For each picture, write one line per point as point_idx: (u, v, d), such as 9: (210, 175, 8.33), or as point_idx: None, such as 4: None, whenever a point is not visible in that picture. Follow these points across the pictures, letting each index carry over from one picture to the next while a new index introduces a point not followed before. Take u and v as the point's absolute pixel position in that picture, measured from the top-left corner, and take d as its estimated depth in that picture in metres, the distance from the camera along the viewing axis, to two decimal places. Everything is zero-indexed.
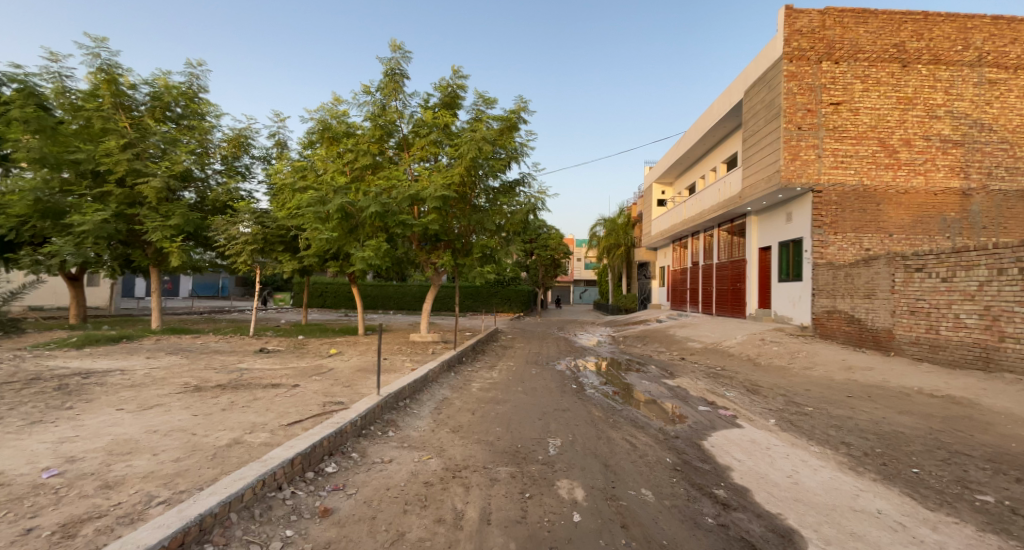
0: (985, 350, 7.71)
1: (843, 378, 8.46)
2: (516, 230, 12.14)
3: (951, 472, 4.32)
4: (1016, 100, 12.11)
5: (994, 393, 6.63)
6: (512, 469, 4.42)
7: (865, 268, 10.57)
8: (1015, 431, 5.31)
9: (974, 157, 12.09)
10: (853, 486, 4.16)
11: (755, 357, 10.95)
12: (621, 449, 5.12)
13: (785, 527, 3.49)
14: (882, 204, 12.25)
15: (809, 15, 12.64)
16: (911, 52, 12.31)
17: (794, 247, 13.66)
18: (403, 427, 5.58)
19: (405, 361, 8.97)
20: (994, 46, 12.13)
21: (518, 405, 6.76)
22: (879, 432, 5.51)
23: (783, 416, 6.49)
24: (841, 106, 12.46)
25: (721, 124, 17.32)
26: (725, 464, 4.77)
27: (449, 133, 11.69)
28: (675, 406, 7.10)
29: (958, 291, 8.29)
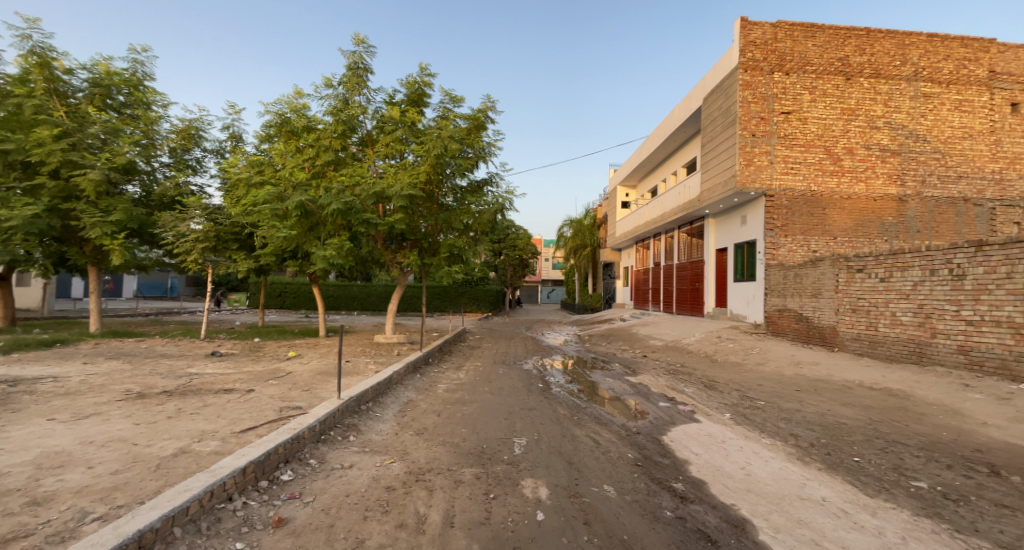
0: (918, 345, 8.35)
1: (793, 373, 8.93)
2: (483, 230, 12.10)
3: (888, 460, 4.65)
4: (947, 113, 13.13)
5: (924, 385, 7.19)
6: (477, 470, 4.39)
7: (812, 269, 11.21)
8: (945, 421, 5.77)
9: (910, 166, 13.06)
10: (800, 475, 4.40)
11: (713, 354, 11.41)
12: (585, 447, 5.20)
13: (738, 517, 3.64)
14: (828, 208, 13.04)
15: (762, 28, 13.30)
16: (854, 65, 13.17)
17: (748, 248, 14.33)
18: (365, 430, 5.44)
19: (368, 363, 8.75)
20: (928, 63, 13.13)
21: (484, 405, 6.74)
22: (824, 424, 5.87)
23: (738, 410, 6.79)
24: (791, 115, 13.17)
25: (681, 130, 17.92)
26: (683, 458, 4.93)
27: (416, 130, 11.49)
28: (637, 403, 7.28)
29: (894, 290, 8.94)
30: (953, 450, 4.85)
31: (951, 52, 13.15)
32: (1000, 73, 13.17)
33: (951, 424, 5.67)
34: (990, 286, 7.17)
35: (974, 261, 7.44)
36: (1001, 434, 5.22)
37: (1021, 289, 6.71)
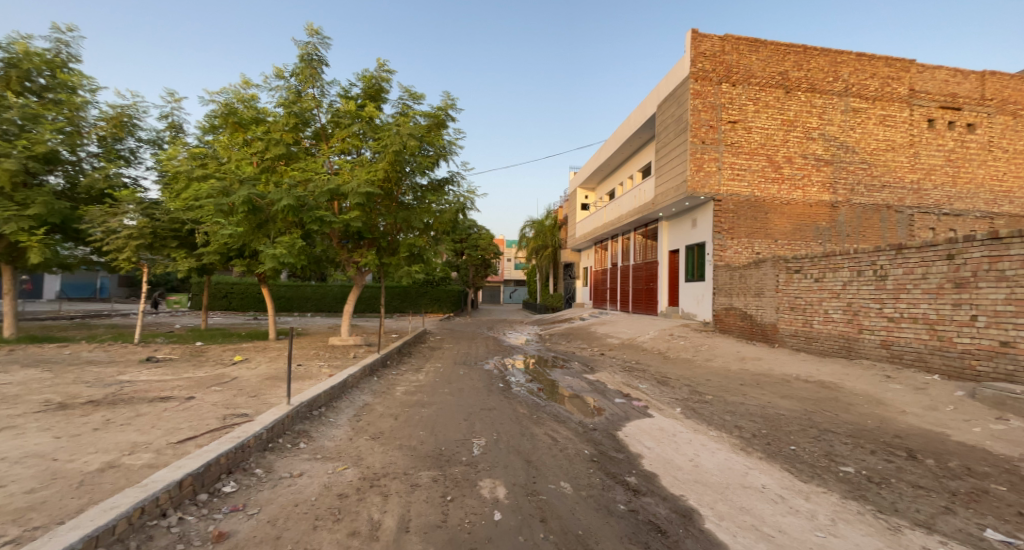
0: (847, 341, 9.07)
1: (738, 368, 9.45)
2: (444, 229, 11.98)
3: (820, 448, 5.02)
4: (874, 127, 14.33)
5: (853, 377, 7.82)
6: (434, 473, 4.33)
7: (755, 269, 11.91)
8: (869, 410, 6.30)
9: (841, 175, 14.16)
10: (743, 464, 4.66)
11: (665, 351, 11.88)
12: (544, 445, 5.26)
13: (686, 507, 3.81)
14: (769, 213, 13.91)
15: (711, 40, 13.98)
16: (793, 80, 14.11)
17: (698, 250, 15.01)
18: (318, 437, 5.23)
19: (322, 366, 8.44)
20: (857, 80, 14.28)
21: (443, 406, 6.67)
22: (764, 415, 6.25)
23: (688, 404, 7.11)
24: (737, 124, 13.93)
25: (637, 135, 18.53)
26: (637, 452, 5.09)
27: (373, 126, 11.19)
28: (595, 400, 7.45)
29: (827, 289, 9.66)
30: (876, 436, 5.30)
31: (876, 71, 14.36)
32: (918, 92, 14.51)
33: (874, 412, 6.20)
34: (908, 286, 7.89)
35: (895, 263, 8.17)
36: (916, 421, 5.76)
37: (934, 288, 7.43)
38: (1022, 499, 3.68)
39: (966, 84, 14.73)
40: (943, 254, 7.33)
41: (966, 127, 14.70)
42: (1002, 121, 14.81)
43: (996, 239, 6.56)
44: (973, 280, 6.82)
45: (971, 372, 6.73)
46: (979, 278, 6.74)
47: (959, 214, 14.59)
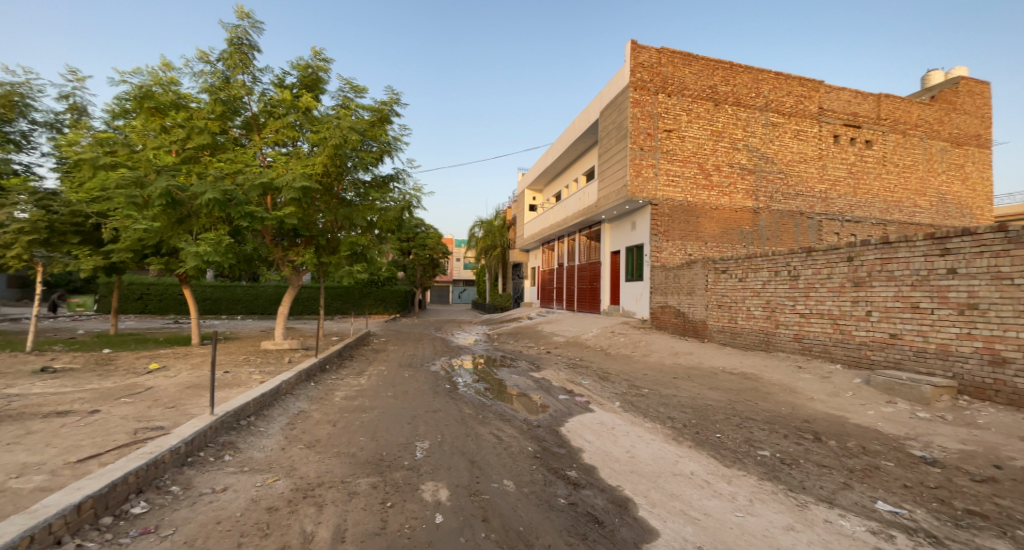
0: (766, 335, 9.93)
1: (671, 363, 10.02)
2: (389, 227, 11.65)
3: (742, 434, 5.45)
4: (790, 141, 15.76)
5: (770, 368, 8.55)
6: (374, 479, 4.20)
7: (688, 270, 12.70)
8: (784, 398, 6.94)
9: (762, 183, 15.45)
10: (675, 453, 4.96)
11: (607, 348, 12.35)
12: (488, 444, 5.26)
13: (622, 497, 3.98)
14: (700, 217, 14.89)
15: (649, 52, 14.71)
16: (721, 94, 15.19)
17: (637, 251, 15.73)
18: (246, 448, 4.89)
19: (253, 372, 7.89)
20: (776, 97, 15.65)
21: (385, 411, 6.48)
22: (694, 406, 6.69)
23: (626, 398, 7.44)
24: (672, 133, 14.76)
25: (581, 139, 19.09)
26: (578, 447, 5.24)
27: (311, 118, 10.64)
28: (540, 397, 7.57)
29: (749, 288, 10.51)
30: (789, 422, 5.83)
31: (792, 89, 15.82)
32: (826, 110, 16.15)
33: (788, 400, 6.82)
34: (816, 285, 8.77)
35: (806, 264, 9.03)
36: (822, 406, 6.41)
37: (837, 287, 8.30)
38: (905, 473, 4.22)
39: (865, 105, 16.58)
40: (844, 256, 8.23)
41: (865, 143, 16.56)
42: (894, 139, 16.85)
43: (887, 243, 7.45)
44: (868, 279, 7.70)
45: (867, 360, 7.61)
46: (873, 278, 7.63)
47: (859, 220, 16.42)
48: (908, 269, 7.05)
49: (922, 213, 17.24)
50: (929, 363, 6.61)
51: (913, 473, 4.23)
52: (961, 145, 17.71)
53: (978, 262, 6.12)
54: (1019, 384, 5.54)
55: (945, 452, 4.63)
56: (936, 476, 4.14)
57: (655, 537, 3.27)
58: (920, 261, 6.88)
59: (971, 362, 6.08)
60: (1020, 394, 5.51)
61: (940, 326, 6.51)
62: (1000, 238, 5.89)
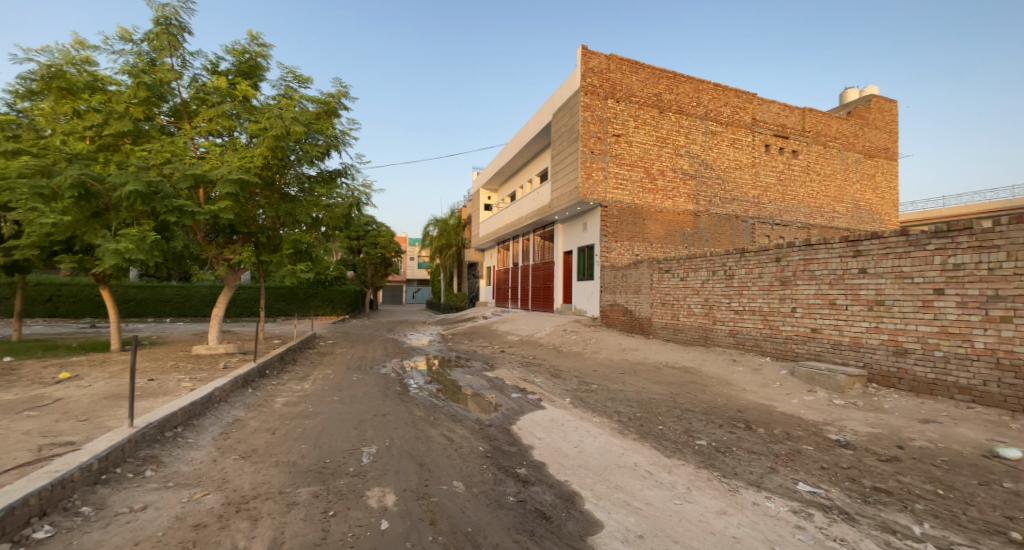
0: (704, 331, 10.52)
1: (619, 359, 10.37)
2: (337, 225, 11.21)
3: (682, 425, 5.73)
4: (727, 148, 16.79)
5: (709, 362, 9.08)
6: (316, 488, 4.01)
7: (634, 269, 13.20)
8: (720, 389, 7.39)
9: (702, 188, 16.34)
10: (620, 446, 5.14)
11: (559, 346, 12.58)
12: (438, 446, 5.19)
13: (570, 491, 4.06)
14: (646, 220, 15.54)
15: (599, 58, 15.13)
16: (665, 102, 15.91)
17: (588, 252, 16.14)
18: (171, 462, 4.51)
19: (183, 379, 7.32)
20: (714, 107, 16.62)
21: (330, 416, 6.22)
22: (639, 400, 6.98)
23: (576, 394, 7.62)
24: (620, 138, 15.27)
25: (534, 141, 19.30)
26: (529, 444, 5.29)
27: (249, 107, 10.04)
28: (493, 397, 7.58)
29: (689, 287, 11.08)
30: (723, 412, 6.21)
31: (728, 100, 16.87)
32: (759, 121, 17.36)
33: (724, 392, 7.26)
34: (749, 284, 9.40)
35: (740, 264, 9.66)
36: (753, 397, 6.88)
37: (767, 285, 8.94)
38: (823, 455, 4.63)
39: (792, 117, 17.97)
40: (772, 257, 8.88)
41: (791, 153, 17.96)
42: (816, 150, 18.41)
43: (808, 245, 8.12)
44: (794, 278, 8.36)
45: (792, 353, 8.27)
46: (798, 277, 8.28)
47: (788, 224, 17.81)
48: (826, 269, 7.73)
49: (840, 217, 18.96)
50: (844, 354, 7.29)
51: (830, 455, 4.64)
52: (872, 156, 19.64)
53: (884, 262, 6.82)
54: (917, 371, 6.23)
55: (856, 435, 5.13)
56: (848, 457, 4.57)
57: (600, 529, 3.37)
58: (837, 261, 7.56)
59: (879, 353, 6.76)
60: (918, 380, 6.20)
61: (853, 321, 7.19)
62: (902, 241, 6.59)
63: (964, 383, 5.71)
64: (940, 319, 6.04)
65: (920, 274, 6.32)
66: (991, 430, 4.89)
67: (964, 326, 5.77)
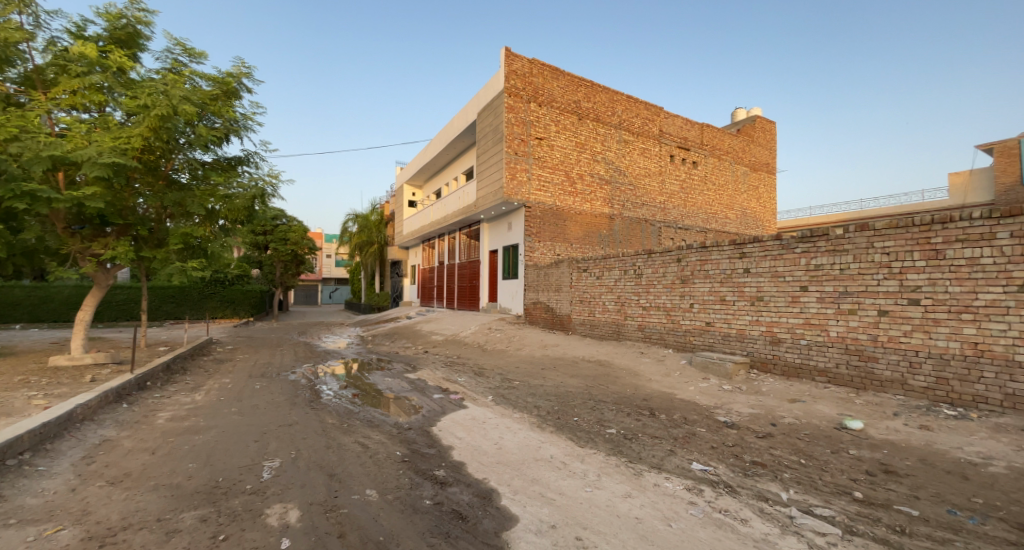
0: (617, 327, 11.21)
1: (540, 355, 10.69)
2: (237, 217, 10.19)
3: (595, 416, 6.06)
4: (638, 157, 18.03)
5: (620, 355, 9.70)
6: (204, 511, 3.59)
7: (555, 268, 13.66)
8: (630, 380, 7.93)
9: (616, 193, 17.38)
10: (538, 440, 5.29)
11: (482, 344, 12.63)
12: (351, 454, 4.92)
13: (487, 489, 4.09)
14: (566, 221, 16.17)
15: (522, 61, 15.41)
16: (584, 109, 16.66)
17: (512, 251, 16.39)
18: (12, 495, 3.75)
19: (34, 396, 6.16)
20: (627, 117, 17.77)
21: (226, 430, 5.62)
22: (556, 394, 7.23)
23: (498, 391, 7.69)
24: (542, 141, 15.72)
25: (459, 139, 19.15)
26: (448, 445, 5.22)
27: (126, 81, 8.76)
28: (413, 398, 7.40)
29: (604, 284, 11.72)
30: (631, 401, 6.68)
31: (639, 112, 18.14)
32: (665, 133, 18.89)
33: (633, 382, 7.79)
34: (654, 283, 10.17)
35: (647, 264, 10.43)
36: (658, 385, 7.47)
37: (669, 283, 9.76)
38: (714, 436, 5.16)
39: (692, 131, 19.81)
40: (674, 258, 9.70)
41: (692, 164, 19.82)
42: (712, 162, 20.50)
43: (704, 247, 9.00)
44: (692, 277, 9.21)
45: (690, 344, 9.12)
46: (696, 276, 9.13)
47: (689, 228, 19.64)
48: (718, 268, 8.63)
49: (731, 223, 21.30)
50: (732, 344, 8.19)
51: (718, 435, 5.19)
52: (756, 170, 22.32)
53: (763, 263, 7.77)
54: (788, 357, 7.21)
55: (740, 415, 5.81)
56: (733, 436, 5.15)
57: (515, 523, 3.42)
58: (727, 262, 8.47)
59: (758, 343, 7.71)
60: (788, 365, 7.17)
61: (739, 315, 8.12)
62: (777, 245, 7.56)
63: (822, 366, 6.72)
64: (805, 312, 7.02)
65: (791, 273, 7.29)
66: (842, 406, 5.80)
67: (823, 318, 6.78)
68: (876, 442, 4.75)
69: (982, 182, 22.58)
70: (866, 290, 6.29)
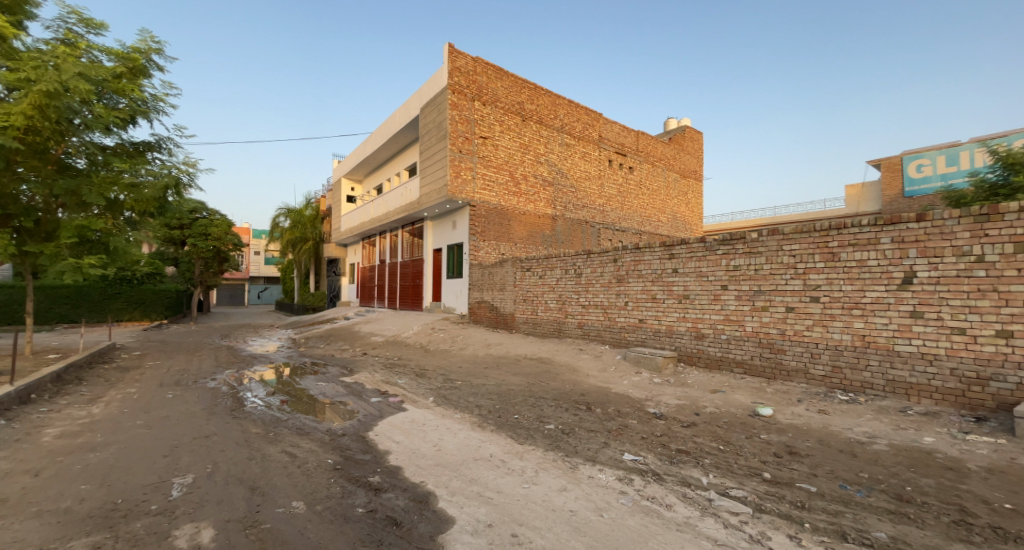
0: (558, 325, 11.47)
1: (484, 354, 10.69)
2: (145, 208, 9.20)
3: (535, 412, 6.15)
4: (579, 160, 18.58)
5: (561, 352, 9.93)
6: (97, 538, 3.19)
7: (500, 268, 13.70)
8: (569, 376, 8.15)
9: (559, 195, 17.79)
10: (478, 439, 5.27)
11: (425, 345, 12.39)
12: (276, 464, 4.60)
13: (424, 492, 4.00)
14: (511, 221, 16.29)
15: (466, 59, 15.28)
16: (527, 110, 16.87)
17: (457, 250, 16.23)
18: None
19: None
20: (569, 121, 18.25)
21: (129, 445, 5.04)
22: (497, 393, 7.27)
23: (439, 392, 7.57)
24: (487, 140, 15.72)
25: (401, 133, 18.62)
26: (384, 450, 5.05)
27: (6, 50, 7.61)
28: (349, 403, 7.09)
29: (546, 284, 11.94)
30: (569, 397, 6.86)
31: (580, 116, 18.70)
32: (604, 138, 19.63)
33: (572, 378, 8.01)
34: (593, 282, 10.50)
35: (587, 264, 10.76)
36: (595, 380, 7.74)
37: (607, 283, 10.14)
38: (644, 427, 5.43)
39: (629, 138, 20.77)
40: (611, 258, 10.08)
41: (629, 169, 20.77)
42: (646, 168, 21.62)
43: (637, 249, 9.45)
44: (626, 277, 9.63)
45: (625, 341, 9.54)
46: (630, 275, 9.56)
47: (626, 230, 20.57)
48: (650, 268, 9.10)
49: (663, 226, 22.59)
50: (662, 340, 8.67)
51: (648, 426, 5.47)
52: (686, 177, 23.86)
53: (690, 264, 8.30)
54: (710, 351, 7.76)
55: (668, 406, 6.18)
56: (661, 426, 5.46)
57: (451, 525, 3.38)
58: (658, 262, 8.95)
59: (685, 338, 8.23)
60: (711, 358, 7.72)
61: (668, 312, 8.61)
62: (702, 247, 8.11)
63: (739, 358, 7.31)
64: (725, 309, 7.60)
65: (713, 273, 7.86)
66: (756, 395, 6.35)
67: (740, 314, 7.37)
68: (784, 426, 5.24)
69: (871, 194, 25.71)
70: (776, 289, 6.93)
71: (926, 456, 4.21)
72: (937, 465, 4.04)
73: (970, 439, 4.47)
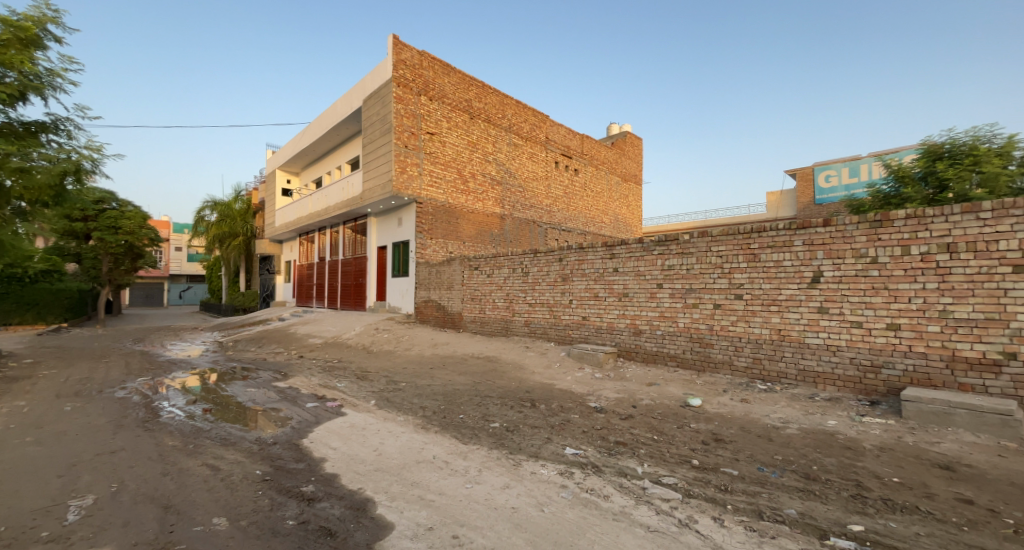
0: (505, 323, 11.52)
1: (430, 354, 10.52)
2: (38, 197, 8.12)
3: (480, 411, 6.14)
4: (526, 160, 18.77)
5: (507, 350, 10.00)
6: None
7: (447, 266, 13.52)
8: (514, 374, 8.22)
9: (507, 194, 17.87)
10: (421, 441, 5.17)
11: (368, 346, 11.98)
12: (196, 479, 4.23)
13: (362, 499, 3.85)
14: (459, 220, 16.14)
15: (411, 52, 14.92)
16: (475, 108, 16.78)
17: (402, 247, 15.81)
18: None
19: None
20: (516, 121, 18.38)
21: (14, 466, 4.40)
22: (442, 393, 7.18)
23: (381, 395, 7.32)
24: (434, 136, 15.44)
25: (342, 125, 17.82)
26: (320, 457, 4.81)
27: None
28: (282, 409, 6.68)
29: (493, 282, 11.95)
30: (514, 394, 6.92)
31: (527, 117, 18.90)
32: (550, 140, 19.98)
33: (518, 376, 8.08)
34: (539, 282, 10.65)
35: (533, 263, 10.88)
36: (540, 377, 7.87)
37: (552, 281, 10.33)
38: (585, 421, 5.60)
39: (574, 141, 21.30)
40: (556, 258, 10.27)
41: (574, 171, 21.31)
42: (591, 171, 22.29)
43: (581, 249, 9.70)
44: (571, 276, 9.87)
45: (569, 338, 9.78)
46: (574, 274, 9.80)
47: (572, 230, 21.12)
48: (592, 268, 9.39)
49: (606, 227, 23.42)
50: (604, 336, 8.99)
51: (589, 420, 5.65)
52: (627, 180, 24.89)
53: (629, 263, 8.66)
54: (647, 346, 8.14)
55: (608, 400, 6.41)
56: (601, 419, 5.65)
57: (388, 531, 3.28)
58: (600, 262, 9.25)
59: (625, 334, 8.58)
60: (648, 353, 8.11)
61: (610, 310, 8.92)
62: (640, 247, 8.48)
63: (673, 353, 7.73)
64: (660, 306, 8.01)
65: (650, 272, 8.24)
66: (687, 386, 6.75)
67: (674, 311, 7.80)
68: (711, 415, 5.62)
69: (788, 201, 28.20)
70: (706, 287, 7.41)
71: (830, 438, 4.70)
72: (839, 445, 4.51)
73: (866, 421, 5.04)
